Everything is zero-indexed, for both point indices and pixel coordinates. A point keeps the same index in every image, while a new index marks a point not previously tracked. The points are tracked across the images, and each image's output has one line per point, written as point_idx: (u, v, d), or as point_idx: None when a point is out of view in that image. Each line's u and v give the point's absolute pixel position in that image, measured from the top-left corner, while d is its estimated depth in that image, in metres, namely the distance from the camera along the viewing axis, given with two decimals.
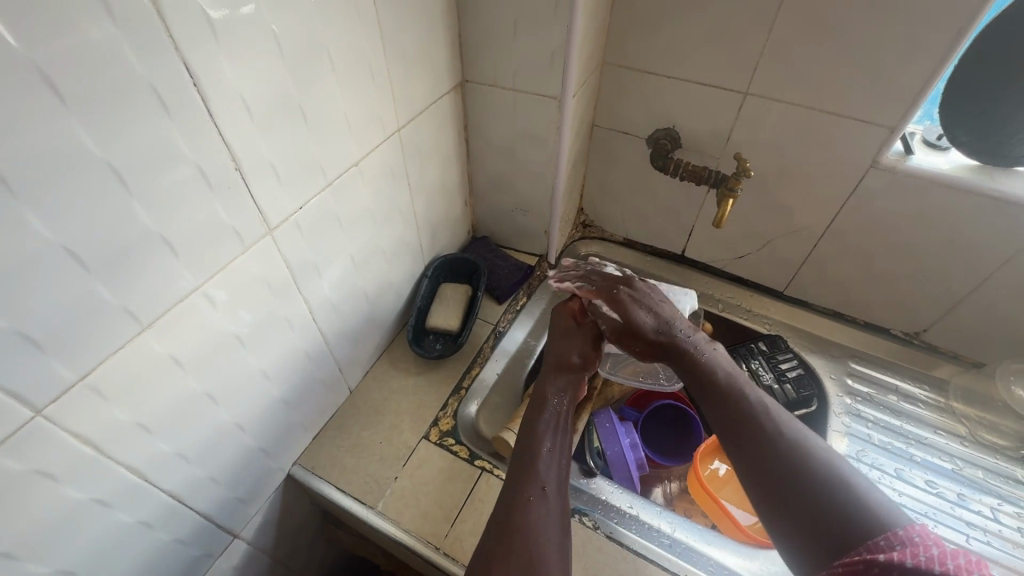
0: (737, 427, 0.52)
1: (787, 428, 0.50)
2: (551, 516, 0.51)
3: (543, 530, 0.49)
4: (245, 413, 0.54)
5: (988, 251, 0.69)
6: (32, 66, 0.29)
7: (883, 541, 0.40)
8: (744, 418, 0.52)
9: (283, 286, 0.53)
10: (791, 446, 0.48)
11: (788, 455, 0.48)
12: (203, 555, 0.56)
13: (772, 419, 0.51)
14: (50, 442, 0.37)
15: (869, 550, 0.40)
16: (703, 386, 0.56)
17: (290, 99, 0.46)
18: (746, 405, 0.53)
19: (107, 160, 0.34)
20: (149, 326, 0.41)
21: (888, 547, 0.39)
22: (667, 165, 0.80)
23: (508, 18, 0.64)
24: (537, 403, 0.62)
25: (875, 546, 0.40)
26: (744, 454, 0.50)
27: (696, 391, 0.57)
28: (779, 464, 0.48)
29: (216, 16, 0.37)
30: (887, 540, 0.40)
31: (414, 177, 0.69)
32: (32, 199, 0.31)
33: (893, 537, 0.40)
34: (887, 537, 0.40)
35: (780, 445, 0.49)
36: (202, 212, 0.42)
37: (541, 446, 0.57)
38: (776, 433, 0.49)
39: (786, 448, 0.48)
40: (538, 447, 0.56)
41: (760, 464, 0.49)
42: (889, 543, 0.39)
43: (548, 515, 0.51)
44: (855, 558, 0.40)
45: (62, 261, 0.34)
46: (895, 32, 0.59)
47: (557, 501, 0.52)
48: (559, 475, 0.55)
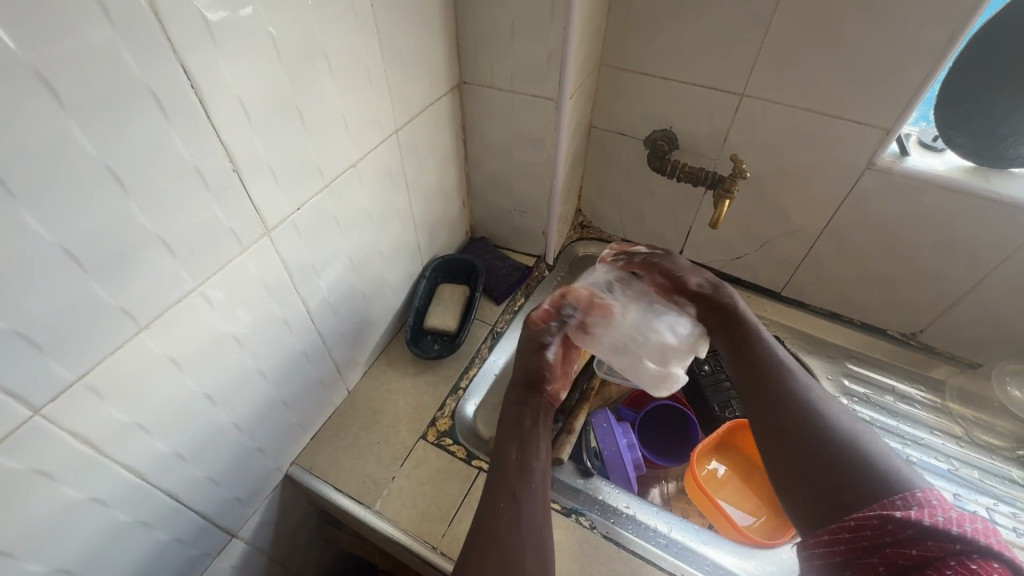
0: (769, 403, 0.56)
1: (817, 404, 0.53)
2: (523, 519, 0.53)
3: (514, 533, 0.51)
4: (243, 413, 0.54)
5: (983, 252, 0.69)
6: (29, 68, 0.29)
7: (899, 500, 0.42)
8: (777, 394, 0.56)
9: (280, 287, 0.53)
10: (818, 418, 0.52)
11: (815, 426, 0.51)
12: (200, 554, 0.57)
13: (803, 396, 0.54)
14: (48, 441, 0.37)
15: (884, 507, 0.42)
16: (744, 356, 0.61)
17: (287, 100, 0.46)
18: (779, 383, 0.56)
19: (105, 161, 0.35)
20: (147, 325, 0.41)
21: (904, 505, 0.41)
22: (664, 166, 0.80)
23: (505, 19, 0.64)
24: (506, 412, 0.64)
25: (890, 504, 0.42)
26: (773, 425, 0.54)
27: (737, 358, 0.62)
28: (805, 433, 0.51)
29: (214, 18, 0.37)
30: (904, 499, 0.42)
31: (412, 178, 0.69)
32: (28, 200, 0.32)
33: (910, 496, 0.42)
34: (903, 496, 0.42)
35: (808, 417, 0.52)
36: (201, 213, 0.42)
37: (511, 453, 0.59)
38: (806, 407, 0.53)
39: (813, 420, 0.52)
40: (508, 454, 0.59)
41: (786, 434, 0.53)
42: (906, 502, 0.42)
43: (522, 516, 0.53)
44: (869, 513, 0.43)
45: (60, 262, 0.34)
46: (891, 35, 0.59)
47: (531, 503, 0.55)
48: (534, 477, 0.57)
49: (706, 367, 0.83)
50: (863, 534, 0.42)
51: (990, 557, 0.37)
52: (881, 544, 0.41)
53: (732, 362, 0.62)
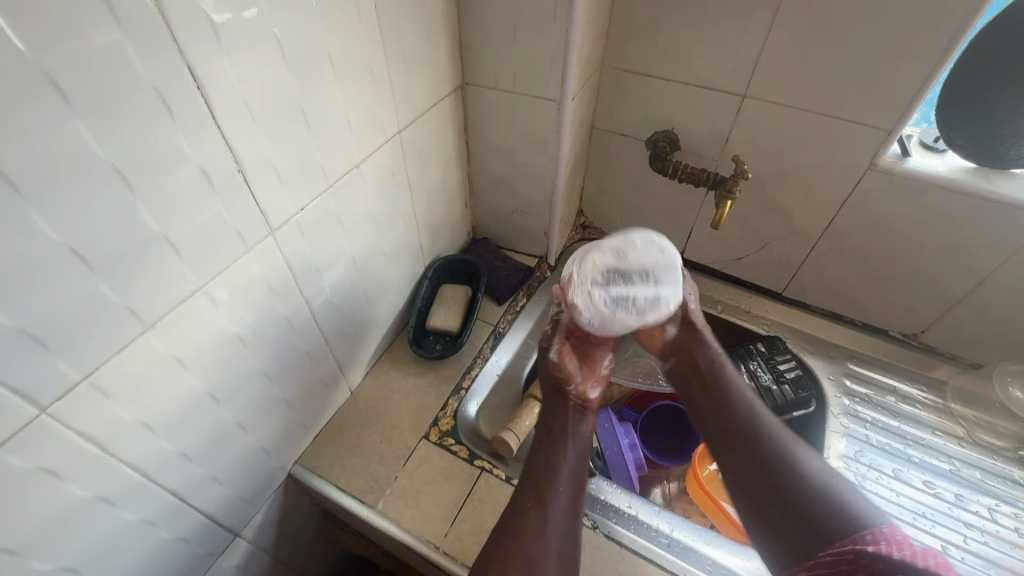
0: (738, 444, 0.60)
1: (782, 442, 0.58)
2: (549, 520, 0.54)
3: (539, 534, 0.53)
4: (246, 413, 0.55)
5: (985, 253, 0.69)
6: (38, 69, 0.30)
7: (869, 536, 0.47)
8: (744, 434, 0.60)
9: (284, 287, 0.54)
10: (785, 458, 0.57)
11: (783, 467, 0.56)
12: (204, 553, 0.57)
13: (775, 439, 0.59)
14: (55, 440, 0.38)
15: (857, 542, 0.47)
16: (719, 399, 0.65)
17: (292, 101, 0.47)
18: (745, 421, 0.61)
19: (112, 162, 0.35)
20: (152, 325, 0.41)
21: (874, 540, 0.46)
22: (666, 166, 0.81)
23: (507, 21, 0.64)
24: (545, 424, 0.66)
25: (862, 539, 0.47)
26: (744, 467, 0.59)
27: (711, 400, 0.65)
28: (775, 473, 0.56)
29: (220, 19, 0.38)
30: (873, 534, 0.47)
31: (415, 178, 0.70)
32: (36, 200, 0.32)
33: (880, 532, 0.46)
34: (873, 532, 0.47)
35: (775, 458, 0.57)
36: (206, 213, 0.42)
37: (543, 457, 0.61)
38: (773, 448, 0.58)
39: (781, 461, 0.57)
40: (541, 458, 0.60)
41: (757, 475, 0.57)
42: (876, 537, 0.46)
43: (548, 516, 0.55)
44: (844, 548, 0.47)
45: (66, 261, 0.34)
46: (892, 35, 0.59)
47: (559, 507, 0.56)
48: (568, 482, 0.59)
49: None
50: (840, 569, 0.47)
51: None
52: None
53: (704, 403, 0.66)
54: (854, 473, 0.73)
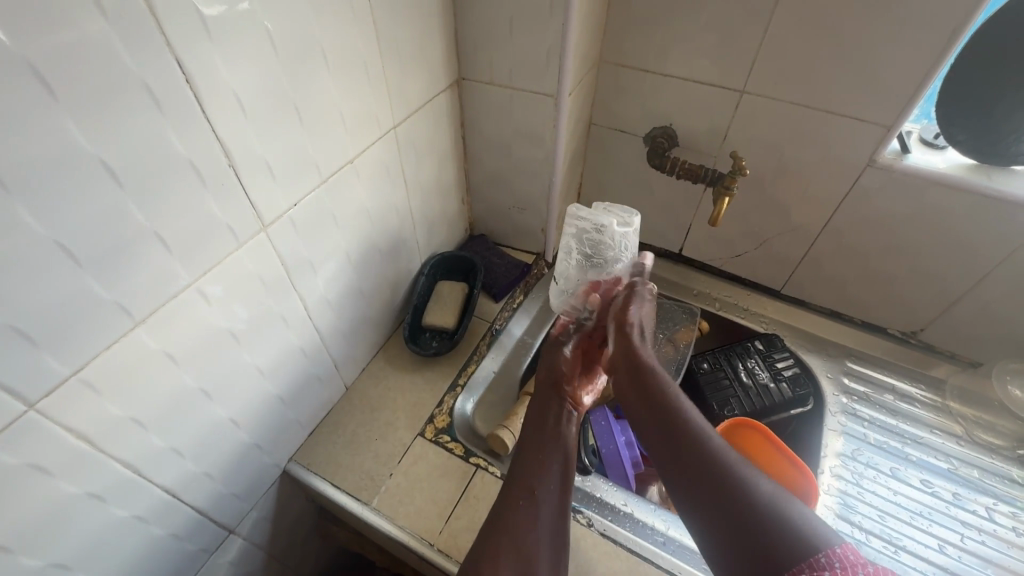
0: (675, 449, 0.50)
1: (721, 446, 0.49)
2: (538, 518, 0.54)
3: (529, 531, 0.52)
4: (238, 409, 0.54)
5: (985, 250, 0.68)
6: (23, 62, 0.29)
7: (822, 557, 0.39)
8: (680, 437, 0.50)
9: (278, 282, 0.53)
10: (726, 465, 0.47)
11: (724, 473, 0.46)
12: (197, 550, 0.57)
13: (713, 449, 0.48)
14: (44, 436, 0.37)
15: (809, 567, 0.38)
16: (653, 404, 0.54)
17: (284, 96, 0.46)
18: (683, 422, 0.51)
19: (100, 157, 0.34)
20: (143, 321, 0.41)
21: (829, 564, 0.38)
22: (664, 163, 0.80)
23: (503, 17, 0.64)
24: (534, 412, 0.64)
25: (816, 562, 0.38)
26: (684, 476, 0.48)
27: (646, 407, 0.55)
28: (716, 481, 0.46)
29: (210, 13, 0.37)
30: (827, 557, 0.39)
31: (411, 174, 0.69)
32: (24, 194, 0.31)
33: (832, 553, 0.39)
34: (826, 553, 0.39)
35: (715, 462, 0.47)
36: (196, 208, 0.42)
37: (532, 452, 0.59)
38: (713, 451, 0.48)
39: (721, 467, 0.47)
40: (529, 452, 0.59)
41: (697, 485, 0.47)
42: (830, 559, 0.38)
43: (539, 515, 0.54)
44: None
45: (54, 256, 0.34)
46: (892, 30, 0.59)
47: (547, 504, 0.55)
48: (555, 475, 0.57)
49: (705, 364, 0.83)
50: None
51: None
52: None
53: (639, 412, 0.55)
54: (851, 471, 0.73)
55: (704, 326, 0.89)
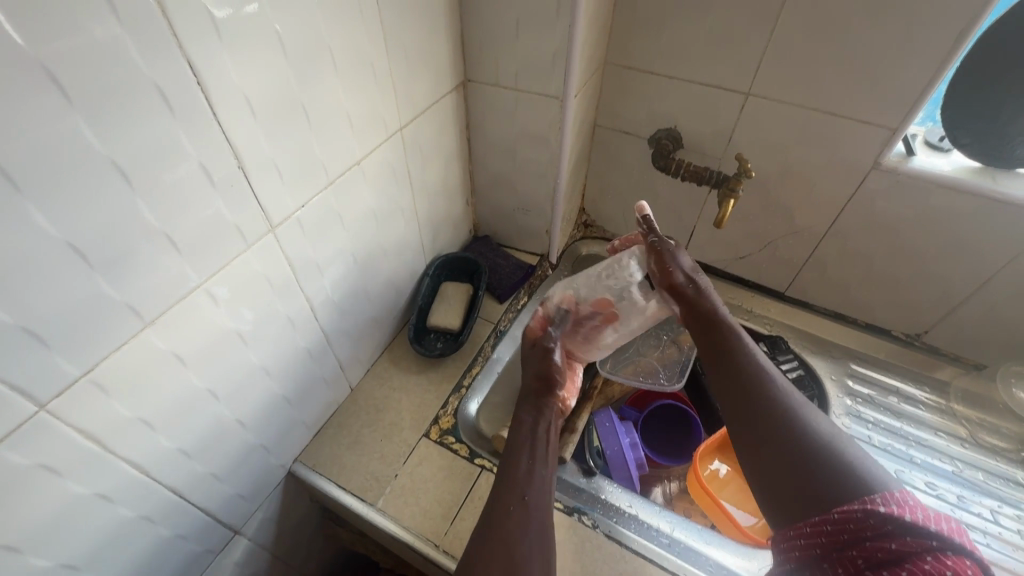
0: (740, 395, 0.53)
1: (787, 394, 0.52)
2: (530, 523, 0.52)
3: (521, 536, 0.50)
4: (245, 410, 0.54)
5: (989, 253, 0.69)
6: (37, 65, 0.29)
7: (877, 497, 0.40)
8: (745, 384, 0.54)
9: (285, 283, 0.53)
10: (791, 412, 0.50)
11: (788, 419, 0.49)
12: (204, 550, 0.57)
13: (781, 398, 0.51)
14: (53, 436, 0.37)
15: (865, 502, 0.40)
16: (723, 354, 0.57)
17: (293, 97, 0.46)
18: (750, 370, 0.55)
19: (111, 158, 0.35)
20: (152, 322, 0.41)
21: (884, 502, 0.39)
22: (669, 164, 0.80)
23: (509, 18, 0.64)
24: (518, 419, 0.62)
25: (870, 500, 0.40)
26: (747, 418, 0.52)
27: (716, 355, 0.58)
28: (779, 424, 0.49)
29: (220, 14, 0.37)
30: (882, 497, 0.40)
31: (416, 175, 0.69)
32: (35, 196, 0.32)
33: (889, 495, 0.40)
34: (882, 494, 0.40)
35: (779, 409, 0.50)
36: (206, 209, 0.42)
37: (520, 459, 0.57)
38: (776, 398, 0.51)
39: (785, 413, 0.50)
40: (516, 460, 0.57)
41: (760, 426, 0.50)
42: (886, 499, 0.40)
43: (528, 522, 0.52)
44: (852, 507, 0.40)
45: (67, 258, 0.34)
46: (898, 33, 0.59)
47: (537, 511, 0.53)
48: (542, 483, 0.56)
49: None
50: (845, 528, 0.40)
51: (963, 555, 0.35)
52: (863, 539, 0.39)
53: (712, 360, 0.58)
54: None
55: None
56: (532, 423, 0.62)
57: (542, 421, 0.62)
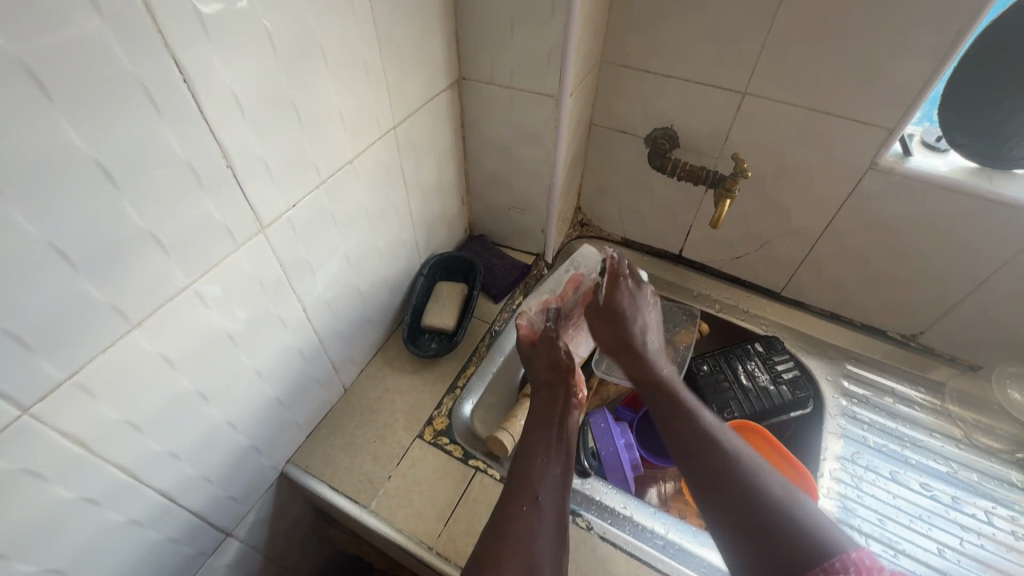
0: (693, 457, 0.52)
1: (738, 456, 0.51)
2: (544, 523, 0.52)
3: (536, 537, 0.50)
4: (236, 412, 0.54)
5: (985, 255, 0.68)
6: (16, 62, 0.29)
7: (838, 562, 0.40)
8: (695, 445, 0.53)
9: (276, 284, 0.53)
10: (743, 474, 0.49)
11: (743, 481, 0.49)
12: (195, 553, 0.56)
13: (732, 459, 0.51)
14: (38, 440, 0.37)
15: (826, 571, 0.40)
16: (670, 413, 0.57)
17: (283, 96, 0.46)
18: (701, 428, 0.54)
19: (95, 157, 0.34)
20: (139, 324, 0.41)
21: (843, 567, 0.40)
22: (665, 164, 0.80)
23: (504, 15, 0.63)
24: (532, 417, 0.63)
25: (830, 567, 0.40)
26: (701, 482, 0.51)
27: (663, 415, 0.57)
28: (732, 493, 0.48)
29: (207, 11, 0.37)
30: (842, 561, 0.40)
31: (410, 174, 0.69)
32: (17, 197, 0.31)
33: (848, 557, 0.40)
34: (841, 558, 0.41)
35: (733, 471, 0.49)
36: (195, 209, 0.42)
37: (535, 458, 0.57)
38: (730, 458, 0.51)
39: (738, 478, 0.49)
40: (532, 459, 0.57)
41: (715, 490, 0.49)
42: (844, 563, 0.40)
43: (542, 522, 0.52)
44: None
45: (49, 259, 0.34)
46: (896, 33, 0.58)
47: (551, 510, 0.53)
48: (557, 483, 0.56)
49: (705, 367, 0.82)
50: None
51: None
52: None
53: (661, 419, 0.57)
54: (851, 475, 0.73)
55: (704, 328, 0.88)
56: (545, 420, 0.62)
57: (558, 418, 0.62)
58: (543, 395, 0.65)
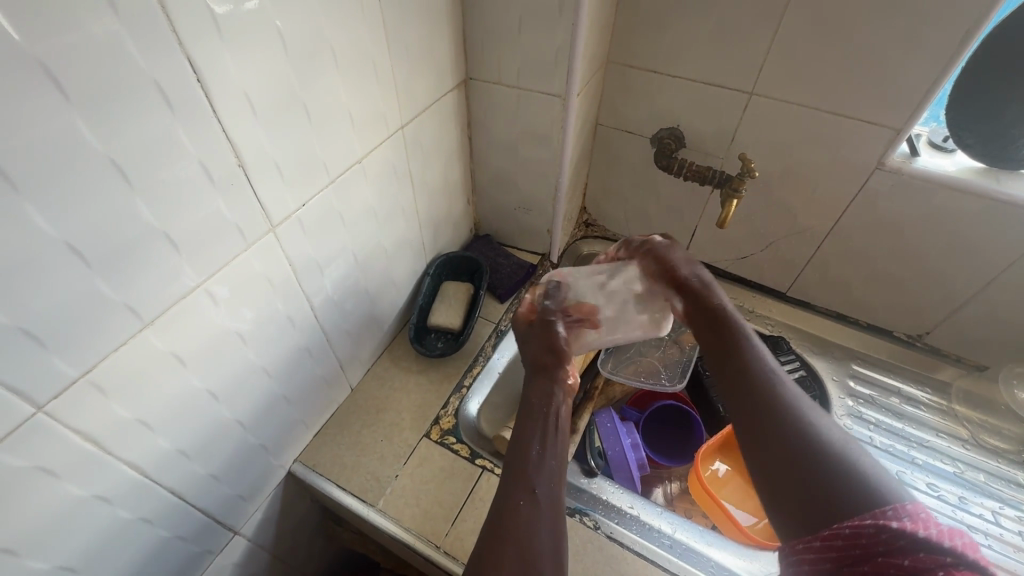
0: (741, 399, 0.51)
1: (792, 401, 0.49)
2: (543, 517, 0.51)
3: (534, 532, 0.50)
4: (244, 410, 0.54)
5: (993, 254, 0.68)
6: (35, 62, 0.29)
7: (891, 511, 0.38)
8: (747, 388, 0.52)
9: (285, 283, 0.53)
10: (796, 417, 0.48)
11: (794, 423, 0.47)
12: (202, 551, 0.56)
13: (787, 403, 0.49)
14: (51, 438, 0.37)
15: (877, 517, 0.38)
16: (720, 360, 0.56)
17: (294, 96, 0.46)
18: (754, 378, 0.52)
19: (110, 157, 0.34)
20: (150, 323, 0.41)
21: (897, 517, 0.37)
22: (671, 164, 0.79)
23: (512, 16, 0.63)
24: (526, 410, 0.62)
25: (883, 514, 0.38)
26: (748, 422, 0.50)
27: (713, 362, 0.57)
28: (783, 434, 0.47)
29: (220, 10, 0.37)
30: (896, 511, 0.38)
31: (417, 173, 0.69)
32: (33, 195, 0.31)
33: (902, 508, 0.38)
34: (895, 508, 0.38)
35: (785, 412, 0.48)
36: (205, 208, 0.42)
37: (530, 452, 0.56)
38: (788, 412, 0.48)
39: (791, 422, 0.47)
40: (526, 452, 0.56)
41: (768, 442, 0.47)
42: (899, 512, 0.38)
43: (540, 517, 0.51)
44: (863, 522, 0.38)
45: (63, 257, 0.34)
46: (903, 34, 0.58)
47: (548, 504, 0.52)
48: (551, 477, 0.55)
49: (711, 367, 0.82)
50: (856, 545, 0.38)
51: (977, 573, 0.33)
52: (874, 557, 0.37)
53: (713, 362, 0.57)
54: None
55: None
56: (535, 412, 0.61)
57: (549, 411, 0.61)
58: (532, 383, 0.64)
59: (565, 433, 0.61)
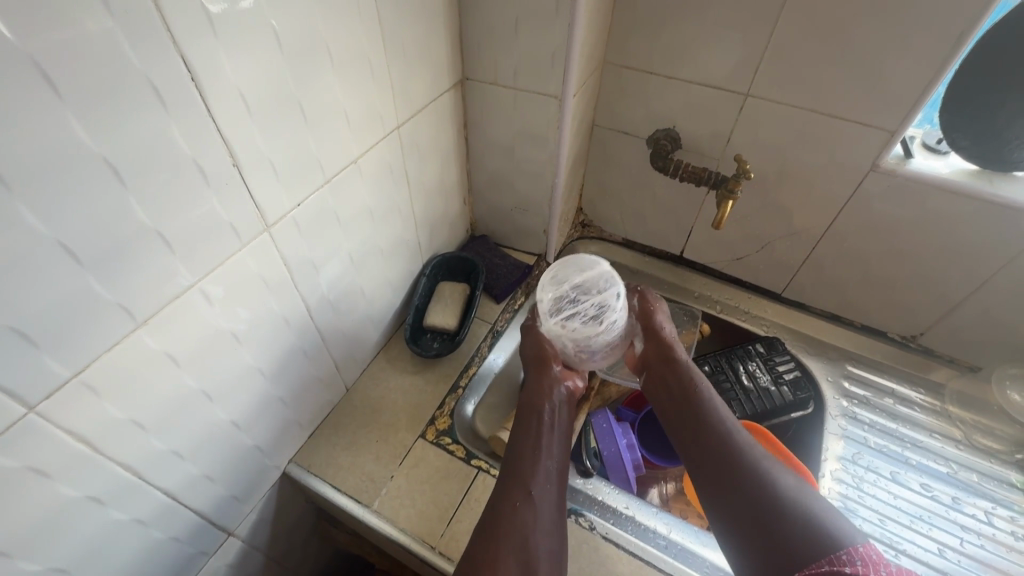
0: (709, 461, 0.56)
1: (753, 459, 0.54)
2: (540, 517, 0.52)
3: (532, 532, 0.51)
4: (238, 411, 0.54)
5: (986, 256, 0.69)
6: (29, 61, 0.29)
7: (844, 555, 0.43)
8: (713, 450, 0.56)
9: (280, 283, 0.53)
10: (758, 476, 0.52)
11: (756, 482, 0.52)
12: (196, 553, 0.56)
13: (749, 462, 0.54)
14: (42, 438, 0.37)
15: (833, 562, 0.43)
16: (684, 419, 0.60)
17: (290, 96, 0.46)
18: (718, 438, 0.56)
19: (104, 156, 0.34)
20: (144, 323, 0.41)
21: (850, 560, 0.43)
22: (667, 165, 0.80)
23: (508, 16, 0.63)
24: (524, 411, 0.62)
25: (837, 558, 0.43)
26: (716, 483, 0.54)
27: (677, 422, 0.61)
28: (747, 494, 0.51)
29: (215, 10, 0.37)
30: (849, 554, 0.43)
31: (413, 174, 0.69)
32: (25, 194, 0.31)
33: (854, 551, 0.43)
34: (847, 551, 0.44)
35: (747, 473, 0.53)
36: (199, 208, 0.42)
37: (527, 453, 0.57)
38: (750, 471, 0.53)
39: (755, 481, 0.52)
40: (523, 453, 0.57)
41: (733, 501, 0.52)
42: (851, 556, 0.43)
43: (538, 518, 0.52)
44: (820, 568, 0.44)
45: (55, 257, 0.34)
46: (896, 37, 0.59)
47: (545, 504, 0.53)
48: (550, 479, 0.56)
49: (706, 367, 0.82)
50: None
51: None
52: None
53: (677, 421, 0.61)
54: (852, 475, 0.73)
55: (705, 330, 0.91)
56: (530, 412, 0.62)
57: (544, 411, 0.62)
58: (531, 379, 0.65)
59: (563, 436, 0.61)
